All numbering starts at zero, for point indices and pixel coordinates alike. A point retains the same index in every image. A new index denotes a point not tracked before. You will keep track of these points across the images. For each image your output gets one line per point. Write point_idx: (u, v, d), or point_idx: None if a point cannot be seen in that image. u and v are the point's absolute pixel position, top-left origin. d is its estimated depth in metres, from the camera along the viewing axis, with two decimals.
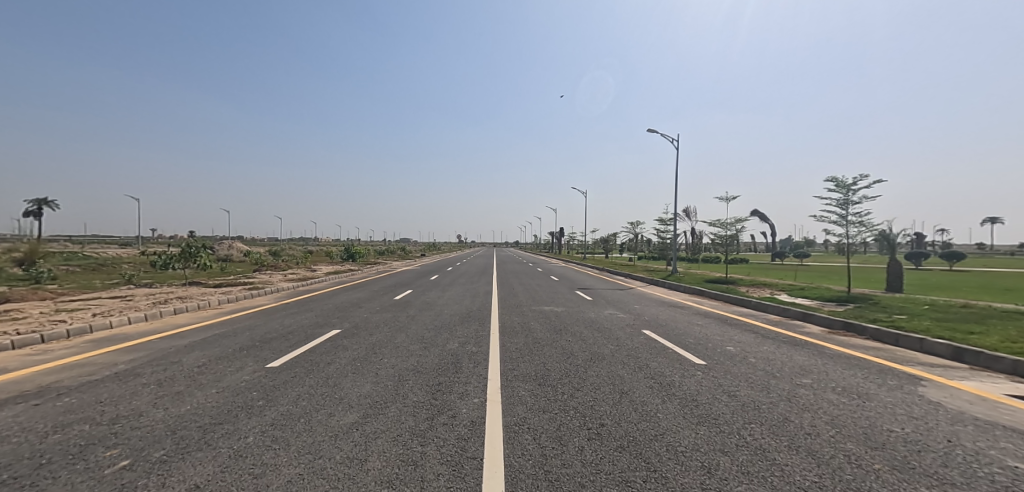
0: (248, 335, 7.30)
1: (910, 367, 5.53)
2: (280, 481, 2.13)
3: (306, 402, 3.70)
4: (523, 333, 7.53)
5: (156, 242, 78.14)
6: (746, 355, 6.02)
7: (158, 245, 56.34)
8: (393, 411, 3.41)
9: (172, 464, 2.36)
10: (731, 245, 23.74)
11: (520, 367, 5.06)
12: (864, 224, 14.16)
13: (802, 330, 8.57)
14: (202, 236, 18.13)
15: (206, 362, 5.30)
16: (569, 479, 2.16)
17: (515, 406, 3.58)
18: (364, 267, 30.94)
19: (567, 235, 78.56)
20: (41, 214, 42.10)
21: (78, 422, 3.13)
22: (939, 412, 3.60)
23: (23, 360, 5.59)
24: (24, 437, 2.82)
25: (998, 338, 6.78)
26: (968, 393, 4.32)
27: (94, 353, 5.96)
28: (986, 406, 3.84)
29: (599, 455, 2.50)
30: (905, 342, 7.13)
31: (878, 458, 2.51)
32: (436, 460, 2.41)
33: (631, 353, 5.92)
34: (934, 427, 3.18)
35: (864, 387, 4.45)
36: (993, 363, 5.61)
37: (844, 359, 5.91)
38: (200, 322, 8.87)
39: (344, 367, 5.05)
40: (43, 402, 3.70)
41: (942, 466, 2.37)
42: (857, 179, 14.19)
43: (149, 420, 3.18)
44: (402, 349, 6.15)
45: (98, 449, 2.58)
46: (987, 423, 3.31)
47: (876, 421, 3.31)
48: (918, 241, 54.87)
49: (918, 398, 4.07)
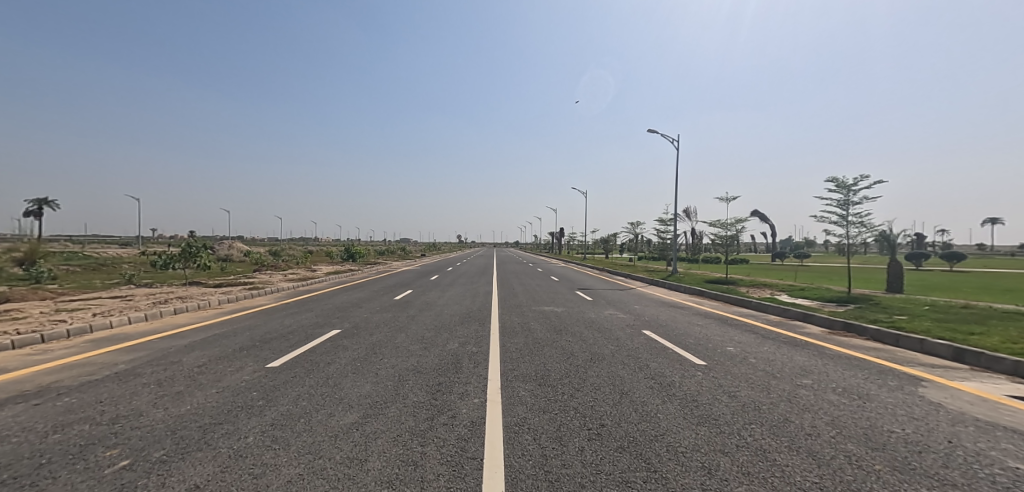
0: (248, 335, 7.30)
1: (911, 368, 5.52)
2: (280, 481, 2.13)
3: (306, 402, 3.70)
4: (523, 333, 7.53)
5: (156, 242, 78.27)
6: (746, 355, 6.02)
7: (158, 245, 56.37)
8: (393, 411, 3.41)
9: (172, 464, 2.36)
10: (731, 245, 23.76)
11: (520, 368, 5.06)
12: (864, 224, 14.16)
13: (802, 330, 8.56)
14: (202, 236, 18.13)
15: (206, 362, 5.29)
16: (570, 479, 2.16)
17: (515, 406, 3.58)
18: (364, 267, 31.04)
19: (567, 235, 78.77)
20: (41, 214, 42.15)
21: (78, 421, 3.13)
22: (940, 413, 3.59)
23: (24, 359, 5.59)
24: (24, 437, 2.82)
25: (999, 339, 6.77)
26: (969, 393, 4.32)
27: (94, 353, 5.96)
28: (987, 407, 3.84)
29: (599, 455, 2.50)
30: (906, 342, 7.12)
31: (879, 459, 2.51)
32: (437, 461, 2.41)
33: (631, 354, 5.93)
34: (935, 428, 3.17)
35: (865, 388, 4.45)
36: (993, 364, 5.61)
37: (844, 360, 5.91)
38: (200, 322, 8.87)
39: (344, 367, 5.05)
40: (43, 402, 3.70)
41: (943, 467, 2.37)
42: (857, 179, 14.18)
43: (149, 420, 3.18)
44: (402, 349, 6.15)
45: (98, 449, 2.58)
46: (988, 424, 3.31)
47: (877, 422, 3.30)
48: (918, 242, 55.18)
49: (918, 399, 4.07)
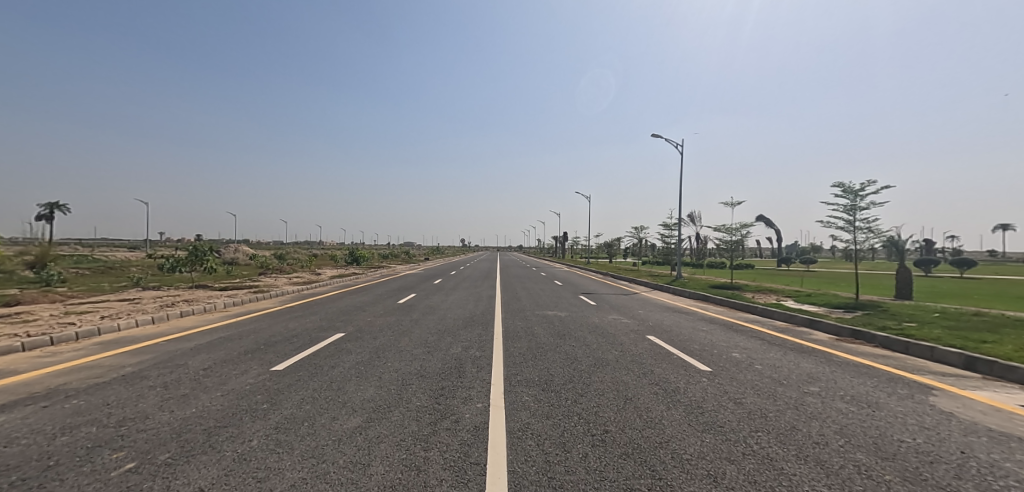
0: (253, 338, 7.36)
1: (921, 376, 5.47)
2: (284, 485, 2.14)
3: (309, 405, 3.71)
4: (527, 337, 7.52)
5: (162, 243, 79.56)
6: (751, 361, 5.96)
7: (165, 249, 58.12)
8: (396, 416, 3.40)
9: (177, 467, 2.37)
10: (736, 250, 23.44)
11: (523, 372, 5.04)
12: (872, 230, 13.88)
13: (810, 336, 8.45)
14: (209, 239, 18.28)
15: (211, 366, 5.32)
16: (573, 486, 2.14)
17: (518, 412, 3.55)
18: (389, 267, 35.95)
19: (571, 242, 80.81)
20: (50, 217, 43.24)
21: (85, 423, 3.18)
22: (951, 422, 3.53)
23: (35, 361, 5.67)
24: (33, 438, 2.86)
25: (1013, 348, 6.59)
26: (981, 403, 4.23)
27: (103, 355, 6.03)
28: (1000, 416, 3.77)
29: (603, 462, 2.47)
30: (916, 349, 7.02)
31: (889, 469, 2.47)
32: (439, 466, 2.39)
33: (635, 360, 5.87)
34: (948, 438, 3.11)
35: (873, 395, 4.39)
36: (1006, 373, 5.51)
37: (853, 367, 5.83)
38: (206, 325, 8.92)
39: (348, 371, 5.07)
40: (52, 404, 3.75)
41: (955, 478, 2.33)
42: (864, 184, 13.87)
43: (155, 423, 3.19)
44: (406, 352, 6.17)
45: (105, 450, 2.61)
46: (1002, 434, 3.24)
47: (886, 431, 3.25)
48: (929, 247, 54.60)
49: (929, 408, 3.99)
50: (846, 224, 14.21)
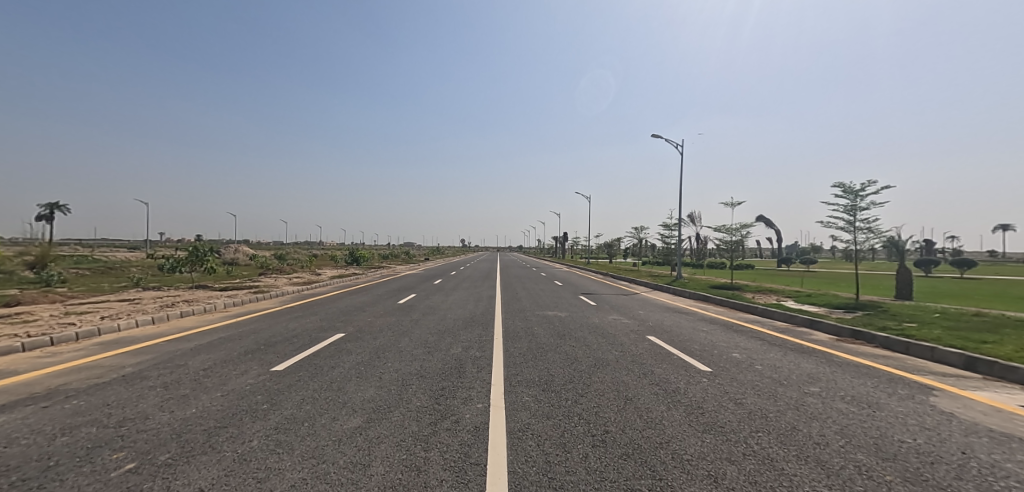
0: (253, 338, 7.37)
1: (921, 376, 5.46)
2: (285, 485, 2.14)
3: (309, 405, 3.71)
4: (527, 338, 7.52)
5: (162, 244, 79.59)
6: (751, 362, 5.96)
7: (165, 249, 58.06)
8: (397, 416, 3.40)
9: (178, 467, 2.36)
10: (736, 251, 23.46)
11: (524, 373, 5.04)
12: (872, 230, 13.87)
13: (810, 337, 8.45)
14: (209, 240, 18.27)
15: (211, 366, 5.32)
16: (573, 486, 2.14)
17: (518, 412, 3.56)
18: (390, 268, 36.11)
19: (571, 243, 81.13)
20: (51, 217, 43.25)
21: (85, 423, 3.18)
22: (952, 423, 3.53)
23: (35, 362, 5.66)
24: (33, 439, 2.85)
25: (1013, 348, 6.58)
26: (982, 403, 4.23)
27: (103, 355, 6.03)
28: (1000, 417, 3.77)
29: (603, 463, 2.47)
30: (916, 350, 7.02)
31: (890, 470, 2.46)
32: (439, 467, 2.39)
33: (635, 360, 5.87)
34: (948, 439, 3.10)
35: (874, 396, 4.39)
36: (1007, 373, 5.50)
37: (853, 367, 5.82)
38: (206, 325, 8.91)
39: (348, 371, 5.07)
40: (52, 404, 3.75)
41: (955, 479, 2.33)
42: (864, 184, 13.86)
43: (155, 423, 3.19)
44: (406, 353, 6.17)
45: (105, 450, 2.61)
46: (1002, 435, 3.23)
47: (887, 431, 3.25)
48: (930, 248, 54.59)
49: (930, 408, 3.99)
50: (846, 224, 14.21)
